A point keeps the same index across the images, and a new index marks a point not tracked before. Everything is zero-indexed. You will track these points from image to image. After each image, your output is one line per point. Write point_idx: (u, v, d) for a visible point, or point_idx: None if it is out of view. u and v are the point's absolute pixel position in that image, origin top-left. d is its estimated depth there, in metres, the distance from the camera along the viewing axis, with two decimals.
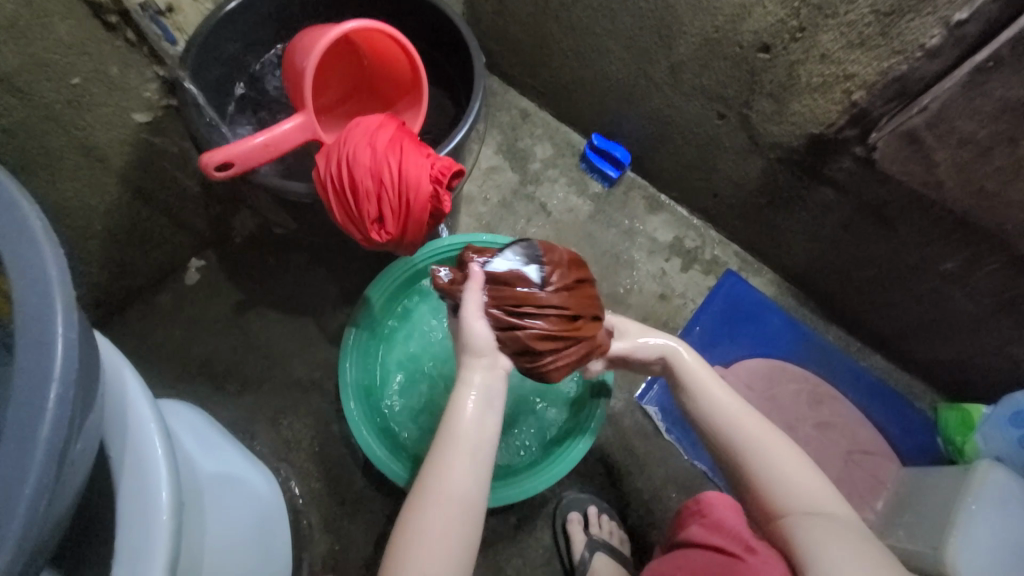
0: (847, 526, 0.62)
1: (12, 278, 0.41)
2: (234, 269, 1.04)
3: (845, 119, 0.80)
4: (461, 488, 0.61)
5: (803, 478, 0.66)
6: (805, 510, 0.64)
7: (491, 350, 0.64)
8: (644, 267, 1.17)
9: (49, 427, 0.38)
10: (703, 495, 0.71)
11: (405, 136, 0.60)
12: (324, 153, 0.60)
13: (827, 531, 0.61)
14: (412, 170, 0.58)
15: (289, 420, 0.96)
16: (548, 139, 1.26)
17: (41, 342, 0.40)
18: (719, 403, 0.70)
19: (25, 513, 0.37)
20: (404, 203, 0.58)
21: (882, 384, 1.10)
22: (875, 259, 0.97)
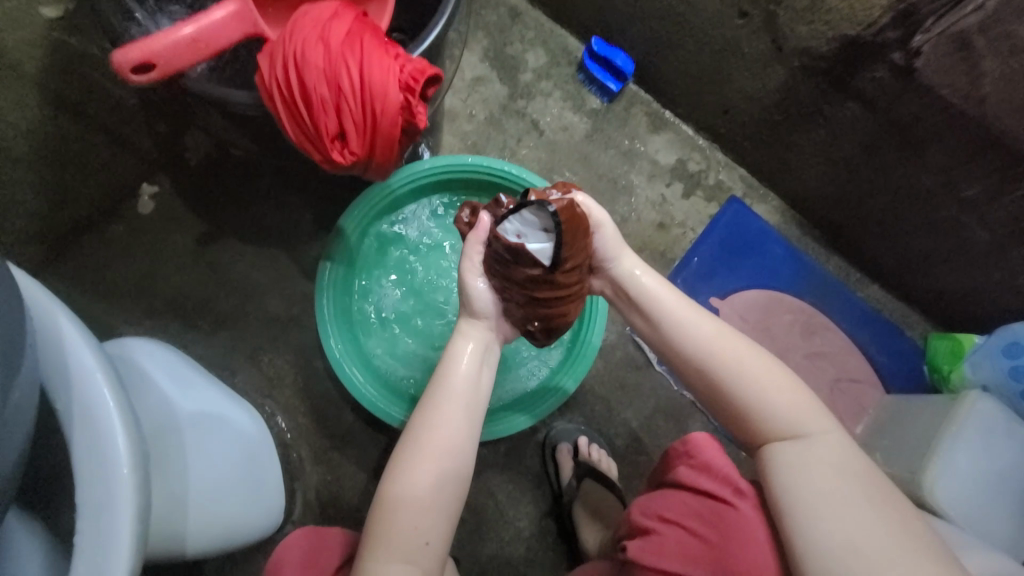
0: (829, 449, 0.59)
1: None
2: (192, 196, 0.94)
3: (888, 18, 0.69)
4: (453, 437, 0.59)
5: (783, 401, 0.61)
6: (785, 436, 0.60)
7: (490, 313, 0.65)
8: (643, 193, 1.09)
9: None
10: (691, 435, 0.66)
11: (366, 31, 0.49)
12: (266, 52, 0.49)
13: (807, 458, 0.58)
14: (378, 75, 0.47)
15: (270, 356, 0.92)
16: (541, 44, 1.10)
17: None
18: (688, 329, 0.64)
19: None
20: (370, 117, 0.48)
21: (876, 315, 1.09)
22: (892, 185, 0.90)
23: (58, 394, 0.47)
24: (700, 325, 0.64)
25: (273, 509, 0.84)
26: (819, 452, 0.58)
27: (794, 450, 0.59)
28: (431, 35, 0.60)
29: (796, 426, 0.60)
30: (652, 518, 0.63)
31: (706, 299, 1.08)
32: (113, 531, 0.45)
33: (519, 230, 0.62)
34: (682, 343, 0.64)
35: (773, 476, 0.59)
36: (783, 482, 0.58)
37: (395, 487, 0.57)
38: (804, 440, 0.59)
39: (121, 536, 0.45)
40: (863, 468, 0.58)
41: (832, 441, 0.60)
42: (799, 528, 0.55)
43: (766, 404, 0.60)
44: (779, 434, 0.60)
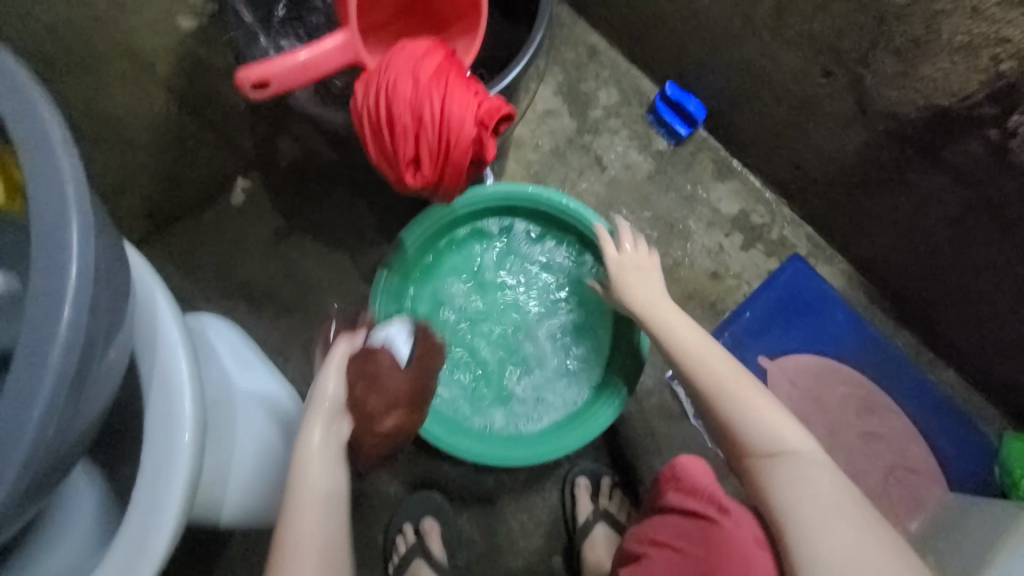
0: (816, 465, 0.62)
1: (30, 187, 0.40)
2: (277, 193, 1.03)
3: (986, 93, 0.65)
4: (322, 484, 0.66)
5: (769, 414, 0.66)
6: (773, 448, 0.64)
7: (336, 401, 0.71)
8: (699, 240, 1.07)
9: (60, 351, 0.38)
10: (677, 459, 0.71)
11: (452, 69, 0.53)
12: (363, 80, 0.54)
13: (795, 471, 0.62)
14: (458, 110, 0.51)
15: (320, 349, 0.98)
16: (615, 83, 1.13)
17: (54, 265, 0.39)
18: (682, 343, 0.74)
19: (35, 432, 0.38)
20: (445, 146, 0.52)
21: (947, 401, 1.00)
22: (977, 265, 0.84)
23: (143, 357, 0.54)
24: (694, 339, 0.74)
25: None
26: (805, 467, 0.62)
27: (783, 462, 0.63)
28: (506, 77, 0.64)
29: (781, 439, 0.64)
30: (645, 542, 0.68)
31: (754, 357, 1.04)
32: (166, 491, 0.50)
33: (396, 335, 0.80)
34: (680, 349, 0.74)
35: (766, 489, 0.62)
36: (776, 495, 0.60)
37: (286, 547, 0.62)
38: (790, 454, 0.63)
39: (172, 496, 0.50)
40: (848, 489, 0.61)
41: (819, 459, 0.63)
42: (797, 542, 0.56)
43: (755, 414, 0.66)
44: (767, 446, 0.64)
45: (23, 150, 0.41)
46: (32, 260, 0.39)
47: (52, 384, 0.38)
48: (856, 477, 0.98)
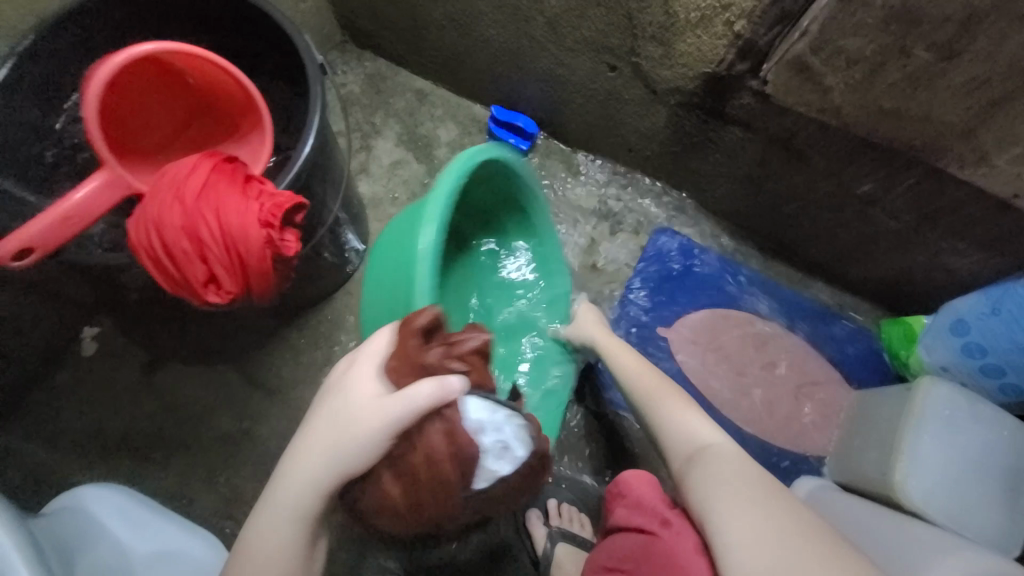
0: (732, 459, 0.60)
1: None
2: (134, 330, 0.96)
3: (733, 53, 0.73)
4: (298, 502, 0.54)
5: (683, 416, 0.67)
6: (689, 448, 0.64)
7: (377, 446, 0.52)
8: (572, 238, 1.11)
9: None
10: (621, 474, 0.68)
11: (222, 178, 0.52)
12: (134, 216, 0.52)
13: (708, 464, 0.60)
14: (238, 221, 0.51)
15: (226, 475, 0.92)
16: (450, 118, 1.16)
17: None
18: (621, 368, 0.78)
19: None
20: (239, 259, 0.51)
21: (824, 311, 1.09)
22: (795, 192, 0.93)
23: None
24: (627, 358, 0.78)
25: None
26: (717, 460, 0.60)
27: (699, 458, 0.62)
28: (295, 165, 0.64)
29: (693, 438, 0.64)
30: (601, 569, 0.65)
31: (653, 329, 1.09)
32: None
33: (497, 438, 0.51)
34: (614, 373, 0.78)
35: (684, 486, 0.60)
36: (691, 490, 0.59)
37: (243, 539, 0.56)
38: (705, 450, 0.62)
39: None
40: (760, 477, 0.58)
41: (736, 454, 0.61)
42: (712, 533, 0.54)
43: (673, 419, 0.67)
44: (683, 445, 0.65)
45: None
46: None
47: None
48: (772, 406, 1.05)
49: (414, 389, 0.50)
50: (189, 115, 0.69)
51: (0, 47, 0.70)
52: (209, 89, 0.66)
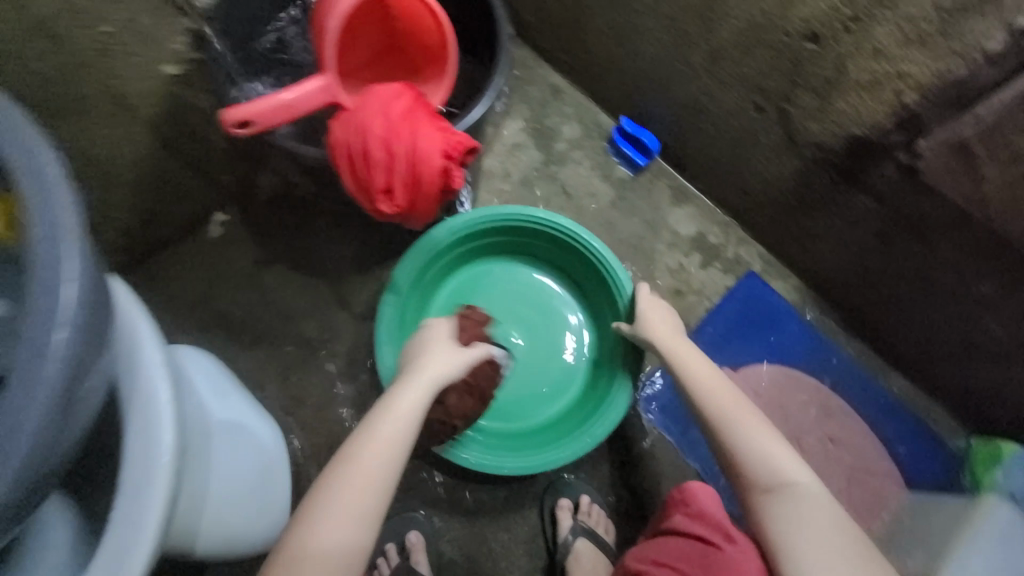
0: (804, 486, 0.62)
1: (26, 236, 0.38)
2: (256, 227, 1.06)
3: (892, 122, 0.75)
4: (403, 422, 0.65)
5: (752, 431, 0.66)
6: (754, 468, 0.64)
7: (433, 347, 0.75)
8: (663, 259, 1.14)
9: (45, 391, 0.36)
10: (687, 485, 0.74)
11: (421, 109, 0.59)
12: (340, 114, 0.60)
13: (780, 488, 0.62)
14: (424, 143, 0.57)
15: (298, 376, 1.00)
16: (577, 119, 1.22)
17: (46, 291, 0.37)
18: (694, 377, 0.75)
19: (29, 437, 0.36)
20: (414, 173, 0.58)
21: (895, 403, 1.07)
22: (908, 276, 0.92)
23: (124, 381, 0.52)
24: (700, 370, 0.75)
25: (280, 523, 0.88)
26: (793, 488, 0.62)
27: (771, 481, 0.63)
28: (467, 117, 0.70)
29: (779, 470, 0.63)
30: (645, 561, 0.69)
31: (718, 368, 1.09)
32: (143, 521, 0.49)
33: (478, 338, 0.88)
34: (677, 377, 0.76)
35: (758, 508, 0.62)
36: (768, 515, 0.61)
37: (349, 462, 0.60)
38: (777, 472, 0.63)
39: (150, 515, 0.49)
40: (846, 526, 0.59)
41: (806, 478, 0.63)
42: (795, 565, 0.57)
43: (739, 432, 0.66)
44: (750, 462, 0.64)
45: (8, 166, 0.40)
46: (28, 278, 0.37)
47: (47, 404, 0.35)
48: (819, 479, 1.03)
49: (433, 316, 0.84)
50: (381, 51, 0.77)
51: None
52: (407, 31, 0.74)
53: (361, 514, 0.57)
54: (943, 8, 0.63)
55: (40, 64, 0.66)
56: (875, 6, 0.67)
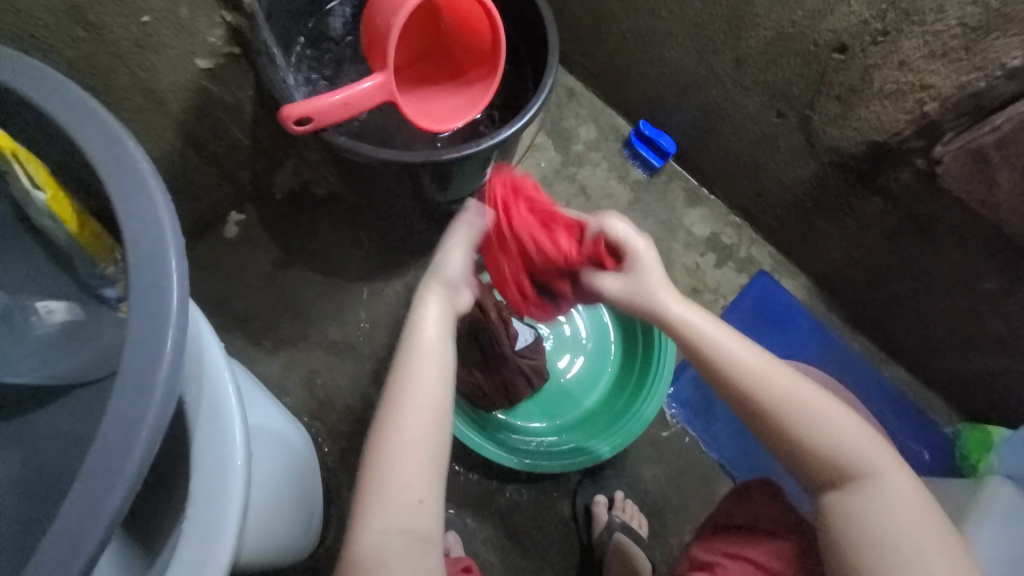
0: (919, 502, 0.53)
1: (123, 231, 0.36)
2: (274, 228, 1.03)
3: (912, 130, 0.80)
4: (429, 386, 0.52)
5: (869, 442, 0.55)
6: (851, 476, 0.54)
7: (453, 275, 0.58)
8: (680, 259, 1.16)
9: (161, 398, 0.33)
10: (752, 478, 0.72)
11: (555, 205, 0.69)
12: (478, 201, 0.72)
13: (902, 509, 0.52)
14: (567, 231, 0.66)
15: (323, 379, 0.99)
16: (593, 121, 1.22)
17: (156, 288, 0.35)
18: (767, 381, 0.55)
19: (141, 454, 0.32)
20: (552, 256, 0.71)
21: (897, 396, 1.13)
22: (916, 275, 0.98)
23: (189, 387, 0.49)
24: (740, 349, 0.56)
25: (312, 530, 0.86)
26: (872, 492, 0.53)
27: (872, 495, 0.53)
28: (510, 129, 0.72)
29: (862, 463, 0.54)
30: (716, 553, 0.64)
31: None
32: (221, 531, 0.46)
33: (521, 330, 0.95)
34: (734, 376, 0.55)
35: (871, 539, 0.51)
36: (897, 554, 0.50)
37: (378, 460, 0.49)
38: (885, 485, 0.53)
39: (227, 524, 0.47)
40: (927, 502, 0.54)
41: (899, 478, 0.54)
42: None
43: (825, 433, 0.54)
44: (859, 474, 0.53)
45: (99, 160, 0.38)
46: (129, 275, 0.35)
47: (165, 402, 0.33)
48: None
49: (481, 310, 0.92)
50: (424, 51, 0.76)
51: None
52: (453, 31, 0.73)
53: (418, 526, 0.48)
54: (968, 25, 0.68)
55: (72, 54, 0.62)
56: (904, 20, 0.72)
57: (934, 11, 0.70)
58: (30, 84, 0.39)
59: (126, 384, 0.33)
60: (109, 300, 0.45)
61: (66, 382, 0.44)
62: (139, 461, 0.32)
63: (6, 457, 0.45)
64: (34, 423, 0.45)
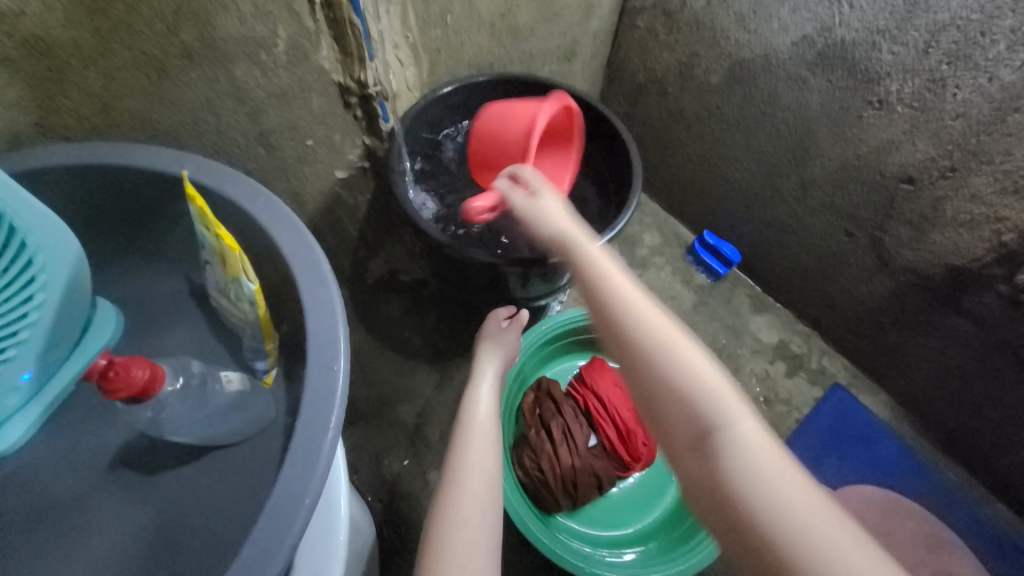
0: (781, 475, 0.38)
1: (306, 318, 0.45)
2: (362, 309, 1.13)
3: (992, 257, 0.82)
4: (484, 425, 0.69)
5: (714, 382, 0.43)
6: (700, 427, 0.42)
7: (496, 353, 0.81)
8: (748, 365, 1.15)
9: (323, 464, 0.40)
10: None
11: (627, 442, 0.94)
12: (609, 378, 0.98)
13: (756, 467, 0.39)
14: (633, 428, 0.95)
15: (390, 459, 1.01)
16: (657, 228, 1.29)
17: (329, 369, 0.43)
18: (629, 299, 0.48)
19: (304, 513, 0.39)
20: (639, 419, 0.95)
21: (1008, 541, 1.00)
22: (1015, 403, 0.92)
23: None
24: (615, 276, 0.51)
25: None
26: (764, 479, 0.38)
27: (763, 482, 0.38)
28: None
29: (695, 382, 0.43)
30: None
31: None
32: None
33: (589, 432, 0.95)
34: (601, 298, 0.49)
35: (730, 497, 0.38)
36: (768, 531, 0.36)
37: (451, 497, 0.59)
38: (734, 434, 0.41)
39: None
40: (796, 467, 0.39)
41: (805, 485, 0.38)
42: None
43: (683, 366, 0.44)
44: (706, 420, 0.42)
45: (294, 258, 0.48)
46: (307, 356, 0.44)
47: (326, 471, 0.40)
48: None
49: (551, 405, 0.96)
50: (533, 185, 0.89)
51: (413, 93, 0.87)
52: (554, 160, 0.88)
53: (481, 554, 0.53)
54: None
55: (250, 167, 0.78)
56: (972, 160, 0.78)
57: (1002, 153, 0.75)
58: (247, 198, 0.51)
59: (302, 450, 0.40)
60: (257, 370, 0.56)
61: (224, 442, 0.51)
62: (302, 519, 0.39)
63: (150, 509, 0.50)
64: (182, 477, 0.51)
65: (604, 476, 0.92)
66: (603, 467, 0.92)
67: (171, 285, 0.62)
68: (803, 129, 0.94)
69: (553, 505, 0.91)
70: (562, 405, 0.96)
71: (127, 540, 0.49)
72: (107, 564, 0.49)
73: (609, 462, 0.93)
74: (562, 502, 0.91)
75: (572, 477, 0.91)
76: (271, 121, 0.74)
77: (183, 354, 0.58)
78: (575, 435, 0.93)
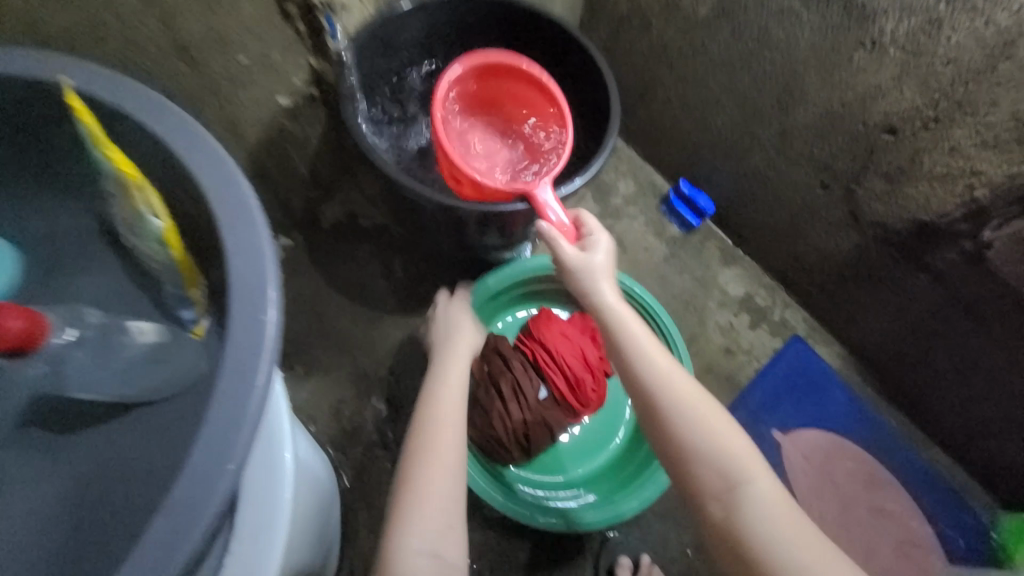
0: (780, 514, 0.55)
1: (229, 263, 0.39)
2: (316, 256, 1.05)
3: (960, 212, 0.82)
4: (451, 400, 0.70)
5: (742, 454, 0.58)
6: (721, 480, 0.57)
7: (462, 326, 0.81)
8: (714, 317, 1.16)
9: (251, 425, 0.36)
10: None
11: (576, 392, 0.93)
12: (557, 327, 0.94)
13: (773, 530, 0.54)
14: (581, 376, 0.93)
15: (350, 409, 0.98)
16: (632, 176, 1.24)
17: (255, 320, 0.38)
18: (667, 378, 0.62)
19: (229, 479, 0.34)
20: (586, 364, 0.93)
21: (934, 479, 1.08)
22: (960, 355, 0.96)
23: None
24: (653, 353, 0.64)
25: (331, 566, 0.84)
26: (770, 521, 0.55)
27: (763, 523, 0.55)
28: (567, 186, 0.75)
29: (711, 443, 0.58)
30: None
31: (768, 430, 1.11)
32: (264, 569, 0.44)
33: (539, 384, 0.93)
34: (641, 376, 0.62)
35: (741, 537, 0.55)
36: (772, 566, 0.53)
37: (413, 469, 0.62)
38: (754, 494, 0.56)
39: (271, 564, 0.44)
40: (786, 510, 0.56)
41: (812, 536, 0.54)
42: None
43: (717, 445, 0.58)
44: (730, 481, 0.57)
45: (212, 191, 0.40)
46: (228, 306, 0.38)
47: (253, 433, 0.35)
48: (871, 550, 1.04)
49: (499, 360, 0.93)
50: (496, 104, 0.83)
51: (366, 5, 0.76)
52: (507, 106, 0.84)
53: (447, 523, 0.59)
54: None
55: (171, 85, 0.67)
56: (956, 111, 0.75)
57: (988, 104, 0.73)
58: (152, 116, 0.42)
59: (219, 426, 0.35)
60: (183, 320, 0.49)
61: (147, 397, 0.45)
62: (226, 485, 0.34)
63: (65, 470, 0.46)
64: (99, 435, 0.46)
65: (556, 425, 0.92)
66: (552, 418, 0.92)
67: (72, 221, 0.53)
68: (790, 70, 0.88)
69: (503, 456, 0.91)
70: (509, 359, 0.93)
71: (41, 501, 0.45)
72: (19, 527, 0.44)
73: (558, 413, 0.93)
74: (513, 453, 0.91)
75: (523, 430, 0.91)
76: (191, 30, 0.62)
77: (93, 302, 0.51)
78: (523, 387, 0.91)
